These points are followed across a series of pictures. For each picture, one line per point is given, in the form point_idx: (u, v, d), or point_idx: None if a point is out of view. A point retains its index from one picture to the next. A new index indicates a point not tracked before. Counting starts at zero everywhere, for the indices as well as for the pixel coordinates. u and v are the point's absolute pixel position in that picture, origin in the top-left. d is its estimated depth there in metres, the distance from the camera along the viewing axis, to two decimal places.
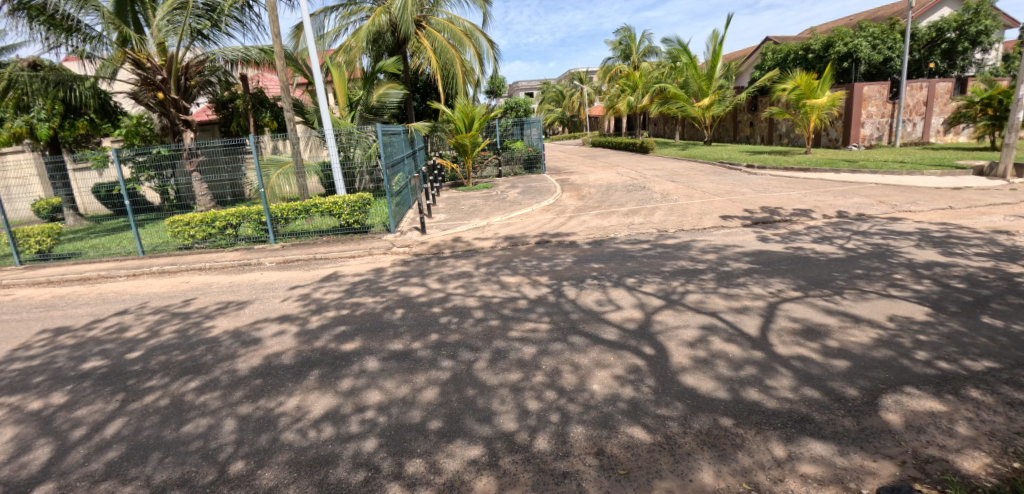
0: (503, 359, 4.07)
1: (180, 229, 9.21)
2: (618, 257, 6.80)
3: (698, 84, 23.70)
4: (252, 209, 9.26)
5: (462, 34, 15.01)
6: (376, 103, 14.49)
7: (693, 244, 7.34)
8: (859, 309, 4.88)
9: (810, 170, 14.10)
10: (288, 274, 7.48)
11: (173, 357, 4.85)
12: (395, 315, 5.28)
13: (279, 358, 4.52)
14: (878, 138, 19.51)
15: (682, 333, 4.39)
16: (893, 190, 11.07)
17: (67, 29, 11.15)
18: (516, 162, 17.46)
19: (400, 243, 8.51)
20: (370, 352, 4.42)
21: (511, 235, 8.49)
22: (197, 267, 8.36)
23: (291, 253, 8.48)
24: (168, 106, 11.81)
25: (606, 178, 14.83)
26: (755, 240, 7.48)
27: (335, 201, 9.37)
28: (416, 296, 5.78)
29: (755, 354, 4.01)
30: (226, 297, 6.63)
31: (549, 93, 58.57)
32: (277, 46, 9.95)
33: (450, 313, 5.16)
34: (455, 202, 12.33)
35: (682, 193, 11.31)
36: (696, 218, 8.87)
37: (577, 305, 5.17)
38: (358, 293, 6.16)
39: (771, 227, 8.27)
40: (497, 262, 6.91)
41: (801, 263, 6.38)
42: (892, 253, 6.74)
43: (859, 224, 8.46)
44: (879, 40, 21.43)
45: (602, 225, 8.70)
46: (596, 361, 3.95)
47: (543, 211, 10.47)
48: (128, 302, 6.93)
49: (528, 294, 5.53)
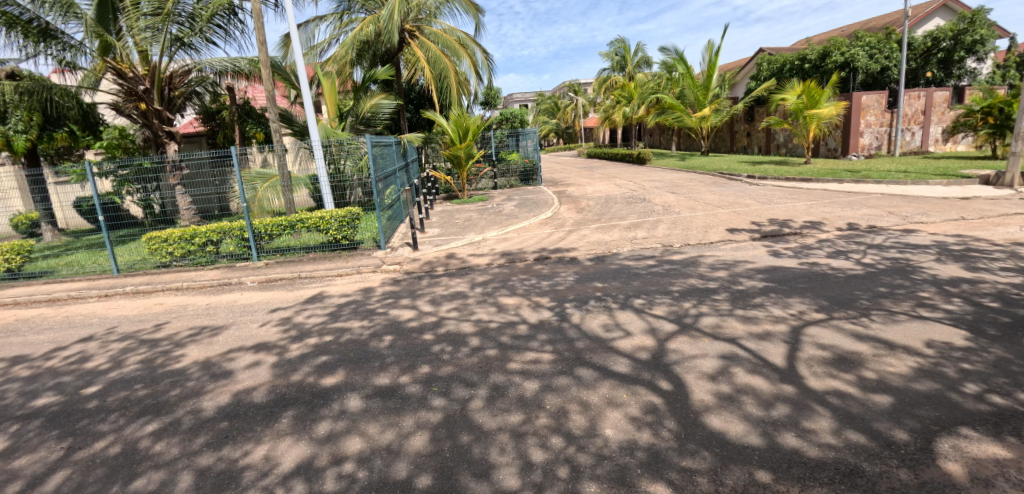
0: (502, 397, 3.59)
1: (157, 246, 8.64)
2: (623, 275, 6.34)
3: (695, 94, 23.54)
4: (235, 225, 8.75)
5: (457, 44, 14.67)
6: (367, 113, 13.74)
7: (701, 260, 6.93)
8: (891, 334, 4.46)
9: (812, 180, 13.79)
10: (269, 295, 6.99)
11: (133, 393, 4.34)
12: (382, 343, 4.77)
13: (251, 395, 4.02)
14: (878, 147, 19.32)
15: (700, 364, 3.93)
16: (901, 200, 10.74)
17: (42, 35, 10.68)
18: (512, 174, 17.14)
19: (391, 260, 8.01)
20: (352, 389, 3.91)
21: (509, 250, 8.05)
22: (174, 287, 7.84)
23: (275, 271, 7.93)
24: (151, 117, 11.71)
25: (605, 190, 14.44)
26: (766, 255, 7.07)
27: (323, 216, 8.80)
28: (406, 321, 5.27)
29: (785, 389, 3.56)
30: (202, 321, 6.11)
31: (545, 105, 59.27)
32: (262, 54, 9.50)
33: (442, 341, 4.65)
34: (449, 216, 11.90)
35: (685, 205, 10.92)
36: (702, 231, 8.47)
37: (582, 330, 4.66)
38: (343, 317, 5.66)
39: (781, 240, 7.88)
40: (494, 281, 6.43)
41: (819, 280, 5.95)
42: (914, 268, 6.34)
43: (872, 236, 8.11)
44: (876, 50, 20.96)
45: (604, 240, 8.26)
46: (608, 399, 3.48)
47: (541, 224, 10.05)
48: (96, 327, 6.42)
49: (528, 319, 5.03)
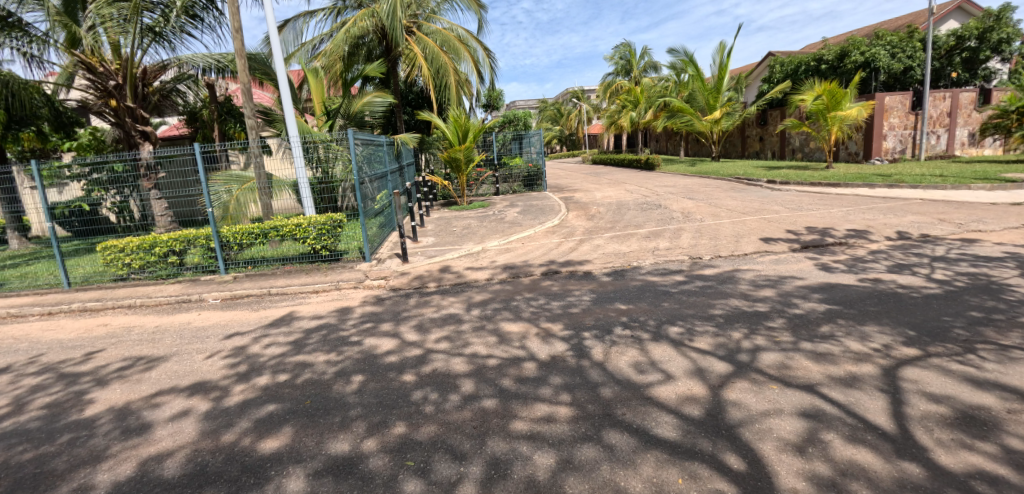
0: (503, 480, 2.51)
1: (113, 257, 7.62)
2: (650, 294, 5.26)
3: (705, 98, 22.57)
4: (200, 233, 7.73)
5: (457, 42, 13.90)
6: (359, 112, 12.69)
7: (740, 275, 5.87)
8: (1017, 377, 3.38)
9: (840, 184, 12.76)
10: (230, 316, 5.89)
11: (14, 455, 3.26)
12: (350, 385, 3.69)
13: (163, 466, 2.95)
14: (902, 151, 18.26)
15: (776, 426, 2.86)
16: (948, 206, 9.67)
17: (5, 26, 9.81)
18: (515, 179, 16.14)
19: (376, 274, 6.94)
20: (298, 459, 2.84)
21: (512, 263, 7.01)
22: (126, 304, 6.76)
23: (242, 287, 6.86)
24: (123, 115, 10.62)
25: (615, 195, 13.43)
26: (816, 270, 6.01)
27: (300, 223, 7.72)
28: (383, 354, 4.20)
29: (910, 471, 2.48)
30: (142, 349, 5.04)
31: (547, 112, 58.50)
32: (237, 41, 8.53)
33: (426, 384, 3.57)
34: (447, 223, 10.88)
35: (706, 212, 9.89)
36: (733, 241, 7.42)
37: (608, 371, 3.59)
38: (309, 346, 4.59)
39: (827, 252, 6.81)
40: (494, 302, 5.36)
41: (892, 302, 4.87)
42: (1000, 286, 5.26)
43: (931, 247, 7.04)
44: (898, 49, 19.97)
45: (621, 251, 7.19)
46: (657, 486, 2.41)
47: (548, 233, 9.00)
48: (19, 355, 5.34)
49: (537, 353, 3.95)
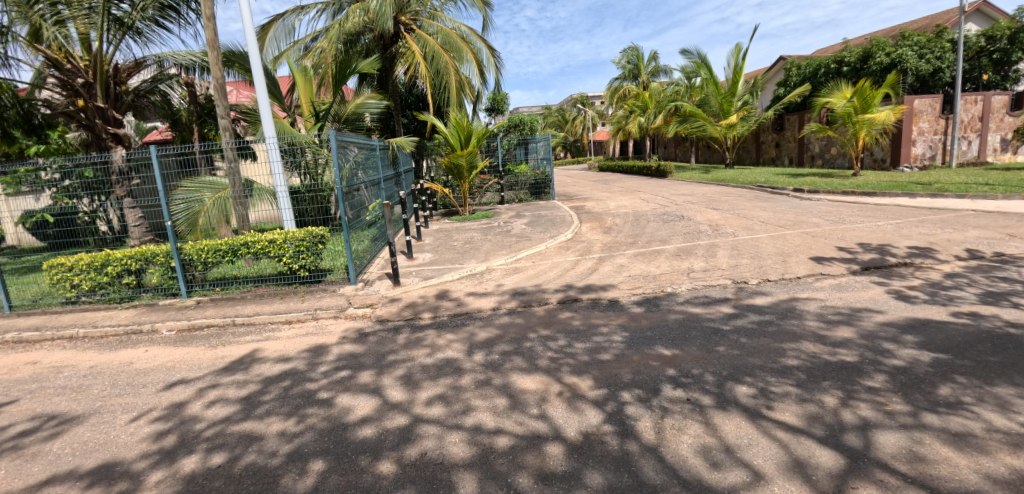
0: None
1: (59, 277, 6.62)
2: (697, 334, 4.21)
3: (719, 102, 21.55)
4: (160, 250, 6.72)
5: (459, 41, 12.97)
6: (351, 113, 11.74)
7: (801, 306, 4.81)
8: None
9: (877, 194, 11.68)
10: (181, 355, 4.83)
11: None
12: (305, 478, 2.65)
13: None
14: (931, 158, 17.17)
15: None
16: (1012, 218, 8.57)
17: None
18: (521, 187, 15.15)
19: (362, 300, 5.90)
20: None
21: (522, 287, 5.97)
22: (66, 335, 5.73)
23: (203, 316, 5.81)
24: (92, 115, 9.57)
25: (630, 205, 12.40)
26: (893, 300, 4.93)
27: (276, 239, 6.68)
28: (357, 424, 3.14)
29: None
30: (60, 403, 3.98)
31: (552, 118, 57.58)
32: (210, 30, 7.56)
33: (410, 482, 2.52)
34: (448, 236, 9.87)
35: (737, 224, 8.84)
36: (780, 261, 6.36)
37: (668, 463, 2.54)
38: (265, 405, 3.55)
39: (896, 275, 5.75)
40: (502, 342, 4.31)
41: (1012, 347, 3.79)
42: None
43: (1016, 268, 5.97)
44: (926, 50, 18.92)
45: (650, 273, 6.14)
46: None
47: (561, 249, 7.97)
48: None
49: (564, 428, 2.90)
